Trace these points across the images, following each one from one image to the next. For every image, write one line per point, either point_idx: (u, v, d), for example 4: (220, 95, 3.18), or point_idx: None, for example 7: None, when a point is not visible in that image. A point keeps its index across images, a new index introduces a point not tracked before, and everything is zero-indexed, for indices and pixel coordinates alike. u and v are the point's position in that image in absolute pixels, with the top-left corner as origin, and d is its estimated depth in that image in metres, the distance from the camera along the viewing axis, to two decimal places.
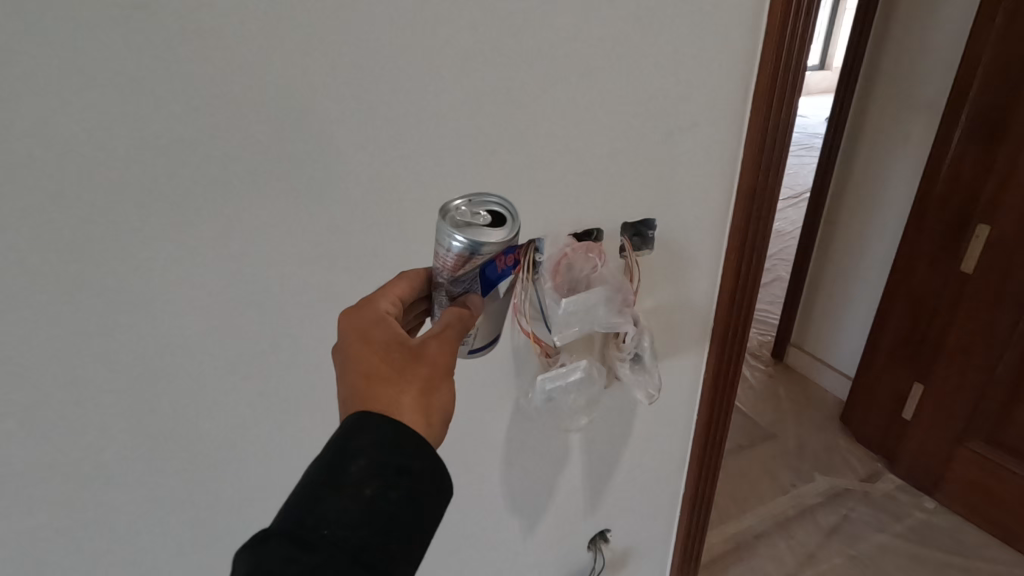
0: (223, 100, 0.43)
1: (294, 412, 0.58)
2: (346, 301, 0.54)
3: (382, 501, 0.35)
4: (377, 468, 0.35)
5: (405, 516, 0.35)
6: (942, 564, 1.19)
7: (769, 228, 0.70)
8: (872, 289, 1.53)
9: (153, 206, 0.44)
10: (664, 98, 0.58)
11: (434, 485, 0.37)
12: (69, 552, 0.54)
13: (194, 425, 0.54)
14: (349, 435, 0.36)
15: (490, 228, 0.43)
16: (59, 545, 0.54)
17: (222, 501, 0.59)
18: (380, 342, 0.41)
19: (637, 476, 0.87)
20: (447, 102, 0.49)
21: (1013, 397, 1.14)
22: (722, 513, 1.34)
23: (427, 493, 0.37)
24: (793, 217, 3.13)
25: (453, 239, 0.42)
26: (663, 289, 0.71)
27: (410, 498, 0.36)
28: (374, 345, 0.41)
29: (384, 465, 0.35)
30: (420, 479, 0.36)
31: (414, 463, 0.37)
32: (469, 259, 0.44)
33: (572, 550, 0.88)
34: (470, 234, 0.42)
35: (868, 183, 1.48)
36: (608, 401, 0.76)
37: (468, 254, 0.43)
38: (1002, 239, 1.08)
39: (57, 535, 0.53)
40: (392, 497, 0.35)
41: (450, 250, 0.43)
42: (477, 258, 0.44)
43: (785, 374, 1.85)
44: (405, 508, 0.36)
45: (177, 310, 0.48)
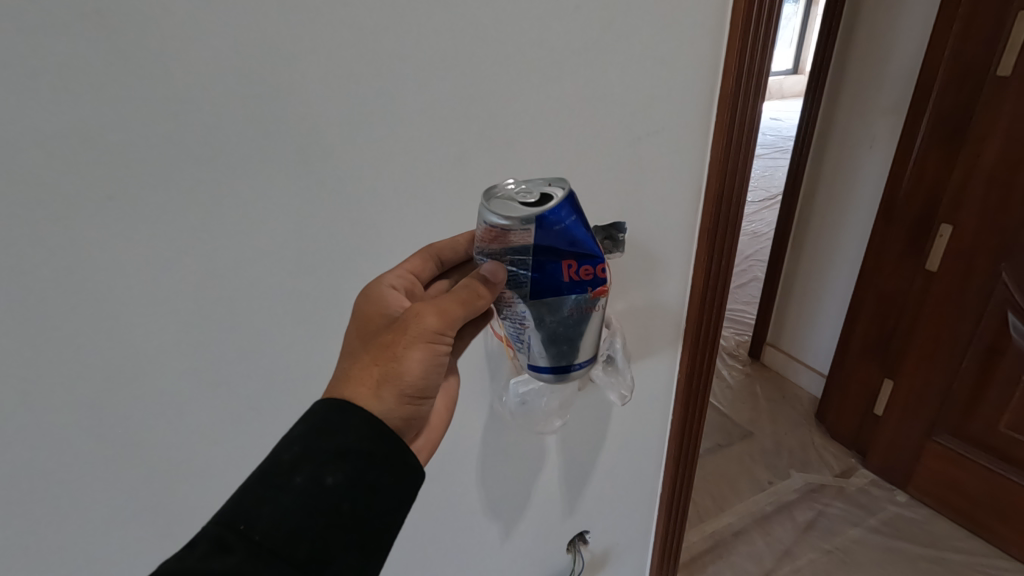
0: (184, 109, 0.43)
1: (267, 418, 0.58)
2: (316, 305, 0.55)
3: (316, 485, 0.36)
4: (309, 455, 0.37)
5: (348, 498, 0.37)
6: (914, 556, 1.22)
7: (736, 231, 0.71)
8: (843, 289, 1.57)
9: (114, 214, 0.44)
10: (629, 103, 0.58)
11: (370, 461, 0.38)
12: (32, 562, 0.54)
13: (162, 432, 0.54)
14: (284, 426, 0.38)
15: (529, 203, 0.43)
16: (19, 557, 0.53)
17: (190, 505, 0.59)
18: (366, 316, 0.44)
19: (615, 477, 0.88)
20: (413, 110, 0.50)
21: (977, 393, 1.17)
22: (701, 512, 1.35)
23: (367, 474, 0.38)
24: (769, 218, 3.19)
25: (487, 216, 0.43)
26: (636, 292, 0.72)
27: (350, 480, 0.37)
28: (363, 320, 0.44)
29: (314, 450, 0.37)
30: (356, 459, 0.37)
31: (351, 444, 0.38)
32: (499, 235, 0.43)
33: (550, 552, 0.89)
34: (499, 210, 0.42)
35: (838, 184, 1.52)
36: (583, 402, 0.76)
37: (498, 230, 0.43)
38: (962, 237, 1.11)
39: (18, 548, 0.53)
40: (322, 484, 0.36)
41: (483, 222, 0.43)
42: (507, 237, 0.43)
43: (762, 373, 1.88)
44: (341, 489, 0.37)
45: (141, 320, 0.48)
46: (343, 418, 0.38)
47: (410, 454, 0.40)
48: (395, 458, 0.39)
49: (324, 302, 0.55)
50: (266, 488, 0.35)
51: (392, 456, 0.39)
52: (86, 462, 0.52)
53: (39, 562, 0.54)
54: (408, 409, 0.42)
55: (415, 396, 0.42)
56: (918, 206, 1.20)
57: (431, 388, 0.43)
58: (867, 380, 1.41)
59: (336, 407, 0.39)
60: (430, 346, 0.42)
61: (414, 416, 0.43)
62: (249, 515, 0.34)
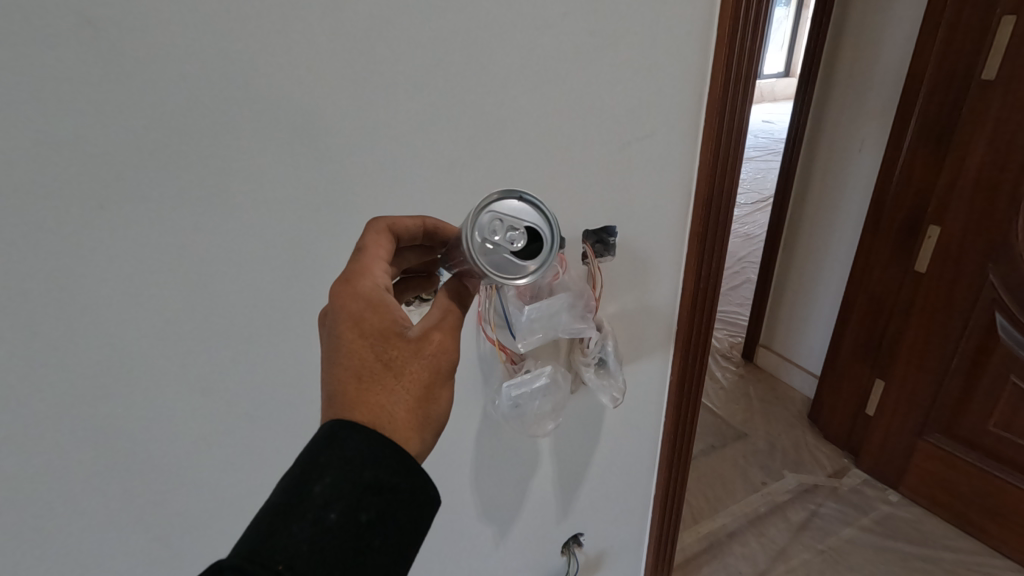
0: (176, 117, 0.43)
1: (259, 423, 0.58)
2: (307, 312, 0.55)
3: (353, 521, 0.35)
4: (350, 488, 0.35)
5: (380, 529, 0.36)
6: (906, 555, 1.23)
7: (725, 233, 0.72)
8: (834, 290, 1.58)
9: (107, 221, 0.44)
10: (618, 109, 0.59)
11: (405, 496, 0.37)
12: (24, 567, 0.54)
13: (154, 438, 0.54)
14: (319, 449, 0.35)
15: (516, 257, 0.41)
16: (14, 562, 0.53)
17: (183, 510, 0.59)
18: (371, 335, 0.38)
19: (609, 479, 0.88)
20: (404, 117, 0.50)
21: (967, 393, 1.18)
22: (696, 514, 1.35)
23: (399, 508, 0.37)
24: (761, 220, 3.21)
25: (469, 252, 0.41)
26: (627, 295, 0.72)
27: (383, 517, 0.36)
28: (365, 337, 0.38)
29: (355, 484, 0.35)
30: (392, 493, 0.37)
31: (383, 475, 0.36)
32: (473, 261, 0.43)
33: (545, 555, 0.89)
34: (482, 256, 0.41)
35: (829, 186, 1.53)
36: (575, 405, 0.77)
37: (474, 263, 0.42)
38: (950, 239, 1.13)
39: (13, 554, 0.53)
40: (360, 519, 0.35)
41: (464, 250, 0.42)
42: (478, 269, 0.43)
43: (755, 374, 1.89)
44: (375, 525, 0.36)
45: (133, 325, 0.49)
46: (375, 451, 0.36)
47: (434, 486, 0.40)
48: (424, 492, 0.39)
49: (315, 309, 0.55)
50: (297, 525, 0.33)
51: (423, 488, 0.39)
52: (80, 468, 0.52)
53: (32, 568, 0.55)
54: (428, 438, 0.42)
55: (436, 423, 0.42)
56: (906, 208, 1.21)
57: None
58: (858, 381, 1.42)
59: (375, 439, 0.36)
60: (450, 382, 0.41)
61: None
62: (288, 554, 0.32)
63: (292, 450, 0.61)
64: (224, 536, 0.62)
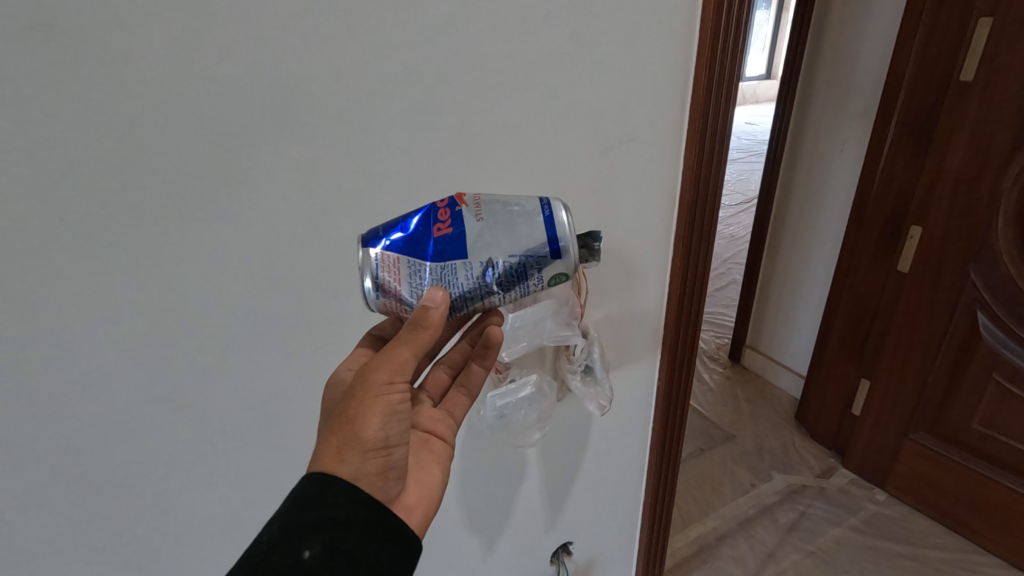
0: (139, 124, 0.41)
1: (234, 438, 0.56)
2: (283, 323, 0.53)
3: (302, 561, 0.35)
4: (293, 528, 0.35)
5: (327, 570, 0.35)
6: (895, 554, 1.23)
7: (710, 236, 0.72)
8: (819, 290, 1.59)
9: (72, 231, 0.43)
10: (600, 113, 0.58)
11: (355, 530, 0.37)
12: None
13: (123, 453, 0.52)
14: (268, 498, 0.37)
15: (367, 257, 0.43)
16: None
17: (153, 529, 0.57)
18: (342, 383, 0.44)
19: (598, 487, 0.87)
20: (379, 121, 0.49)
21: (951, 391, 1.20)
22: (686, 517, 1.35)
23: (352, 544, 0.37)
24: (745, 221, 3.24)
25: (372, 295, 0.42)
26: (613, 300, 0.71)
27: (334, 553, 0.36)
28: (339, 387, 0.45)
29: (296, 524, 0.35)
30: (338, 529, 0.36)
31: (325, 513, 0.36)
32: (392, 283, 0.41)
33: (533, 565, 0.87)
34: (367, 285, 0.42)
35: (812, 187, 1.54)
36: (562, 412, 0.75)
37: (384, 284, 0.41)
38: (932, 238, 1.14)
39: None
40: (307, 558, 0.35)
41: (380, 300, 0.42)
42: (389, 271, 0.41)
43: (742, 374, 1.89)
44: (326, 561, 0.35)
45: (99, 340, 0.47)
46: (316, 489, 0.37)
47: (394, 521, 0.39)
48: (376, 525, 0.38)
49: (293, 320, 0.53)
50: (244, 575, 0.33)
51: (376, 522, 0.38)
52: (45, 488, 0.50)
53: None
54: (378, 461, 0.40)
55: (381, 447, 0.40)
56: (889, 208, 1.22)
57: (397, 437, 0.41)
58: (844, 381, 1.43)
59: (315, 474, 0.38)
60: (385, 402, 0.40)
61: (387, 469, 0.41)
62: None
63: (267, 465, 0.59)
64: (196, 554, 0.60)
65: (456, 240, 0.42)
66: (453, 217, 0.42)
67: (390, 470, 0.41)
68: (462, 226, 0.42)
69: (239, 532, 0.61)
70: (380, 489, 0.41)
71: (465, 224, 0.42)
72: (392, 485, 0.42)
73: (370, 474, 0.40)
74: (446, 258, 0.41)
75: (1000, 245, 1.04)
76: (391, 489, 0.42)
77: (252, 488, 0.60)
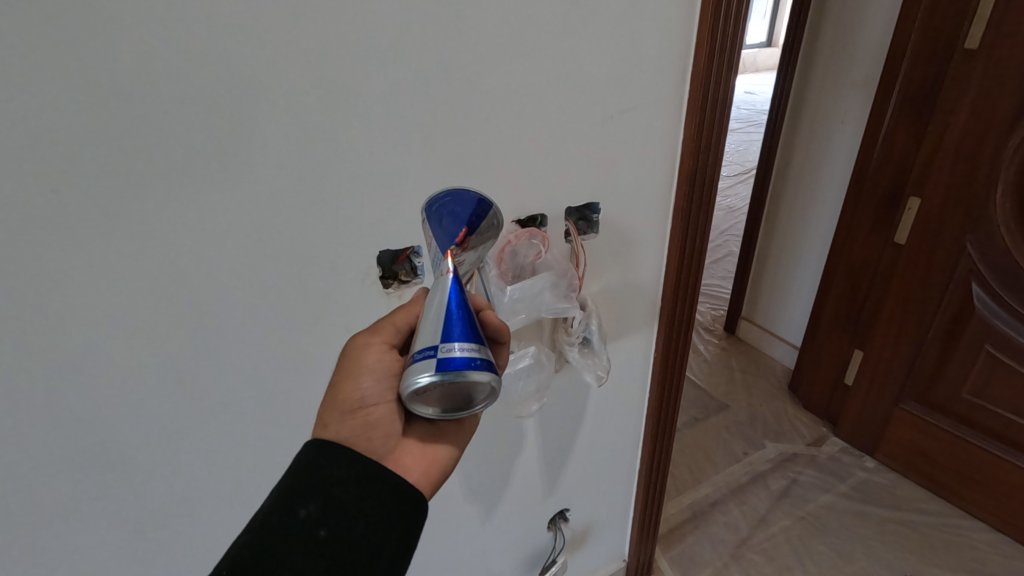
0: (127, 91, 0.40)
1: (234, 410, 0.57)
2: (281, 296, 0.53)
3: (299, 519, 0.39)
4: (289, 492, 0.40)
5: (320, 524, 0.39)
6: (882, 519, 1.27)
7: (709, 208, 0.71)
8: (815, 262, 1.59)
9: (63, 203, 0.42)
10: (600, 82, 0.57)
11: (346, 489, 0.40)
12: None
13: (123, 425, 0.52)
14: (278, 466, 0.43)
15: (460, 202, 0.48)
16: None
17: (158, 498, 0.58)
18: None
19: (594, 455, 0.89)
20: (374, 89, 0.47)
21: (942, 361, 1.21)
22: (680, 485, 1.38)
23: (345, 500, 0.40)
24: (743, 192, 3.22)
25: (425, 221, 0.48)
26: (610, 272, 0.71)
27: (327, 510, 0.40)
28: None
29: (292, 489, 0.40)
30: (329, 488, 0.40)
31: (316, 475, 0.41)
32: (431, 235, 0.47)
33: (531, 531, 0.90)
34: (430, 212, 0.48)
35: (811, 158, 1.53)
36: (560, 383, 0.76)
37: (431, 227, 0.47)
38: (930, 210, 1.13)
39: None
40: (303, 516, 0.39)
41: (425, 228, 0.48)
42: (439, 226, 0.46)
43: (736, 345, 1.91)
44: (320, 518, 0.39)
45: (95, 313, 0.47)
46: (310, 453, 0.42)
47: (387, 477, 0.42)
48: (366, 482, 0.41)
49: (290, 293, 0.53)
50: (251, 531, 0.39)
51: (368, 481, 0.41)
52: (46, 459, 0.51)
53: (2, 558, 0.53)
54: (358, 420, 0.44)
55: (361, 405, 0.44)
56: (888, 179, 1.22)
57: (380, 397, 0.44)
58: (837, 352, 1.44)
59: (309, 442, 0.43)
60: (364, 360, 0.44)
61: (370, 427, 0.44)
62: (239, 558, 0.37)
63: (268, 436, 0.60)
64: (201, 522, 0.61)
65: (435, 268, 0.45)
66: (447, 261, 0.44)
67: (375, 427, 0.45)
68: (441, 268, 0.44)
69: (241, 501, 0.62)
70: (367, 448, 0.44)
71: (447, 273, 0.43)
72: (382, 446, 0.45)
73: (354, 432, 0.44)
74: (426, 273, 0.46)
75: (997, 217, 1.04)
76: (383, 448, 0.45)
77: (255, 457, 0.60)
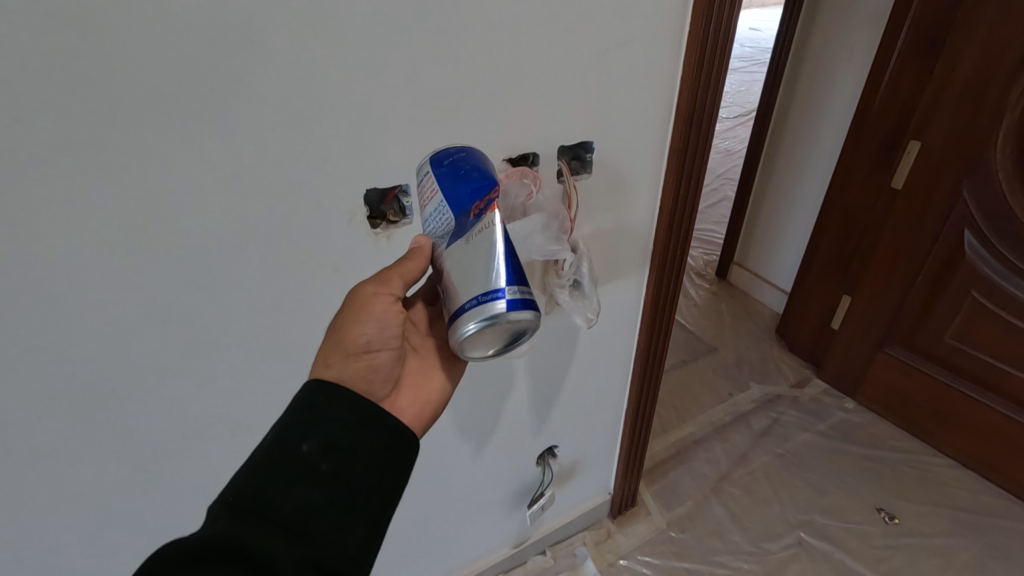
0: (90, 13, 0.37)
1: (224, 350, 0.57)
2: (267, 235, 0.52)
3: (303, 455, 0.40)
4: (294, 428, 0.41)
5: (325, 460, 0.40)
6: (857, 456, 1.32)
7: (705, 150, 0.70)
8: (810, 208, 1.58)
9: (32, 135, 0.40)
10: (597, 12, 0.54)
11: (349, 427, 0.42)
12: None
13: (114, 363, 0.52)
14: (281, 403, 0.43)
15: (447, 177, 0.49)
16: None
17: (154, 433, 0.59)
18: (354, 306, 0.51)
19: (582, 395, 0.91)
20: (357, 15, 0.45)
21: (928, 307, 1.23)
22: (665, 423, 1.42)
23: (349, 439, 0.42)
24: (742, 135, 3.16)
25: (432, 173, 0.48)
26: (603, 215, 0.70)
27: (332, 447, 0.41)
28: None
29: (297, 424, 0.41)
30: (334, 426, 0.41)
31: (320, 414, 0.42)
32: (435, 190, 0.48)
33: (520, 466, 0.93)
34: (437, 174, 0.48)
35: (813, 99, 1.48)
36: (550, 325, 0.77)
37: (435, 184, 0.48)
38: (930, 155, 1.12)
39: None
40: (306, 450, 0.40)
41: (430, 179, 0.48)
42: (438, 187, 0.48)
43: (727, 290, 1.92)
44: (325, 453, 0.41)
45: (75, 250, 0.45)
46: (315, 390, 0.43)
47: (387, 419, 0.44)
48: (368, 423, 0.43)
49: (276, 232, 0.52)
50: (252, 467, 0.39)
51: (368, 421, 0.43)
52: (39, 396, 0.51)
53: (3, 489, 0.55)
54: (360, 363, 0.46)
55: (365, 350, 0.46)
56: (890, 122, 1.19)
57: (383, 343, 0.47)
58: (826, 297, 1.46)
59: (313, 379, 0.44)
60: (371, 309, 0.46)
61: (370, 371, 0.47)
62: (246, 489, 0.38)
63: (260, 374, 0.60)
64: (199, 456, 0.63)
65: (456, 224, 0.46)
66: (474, 216, 0.46)
67: (373, 373, 0.47)
68: (468, 224, 0.46)
69: (236, 436, 0.64)
70: (366, 390, 0.46)
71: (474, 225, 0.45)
72: (376, 390, 0.48)
73: (356, 375, 0.46)
74: (442, 224, 0.47)
75: (996, 163, 1.02)
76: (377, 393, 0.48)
77: (248, 394, 0.61)
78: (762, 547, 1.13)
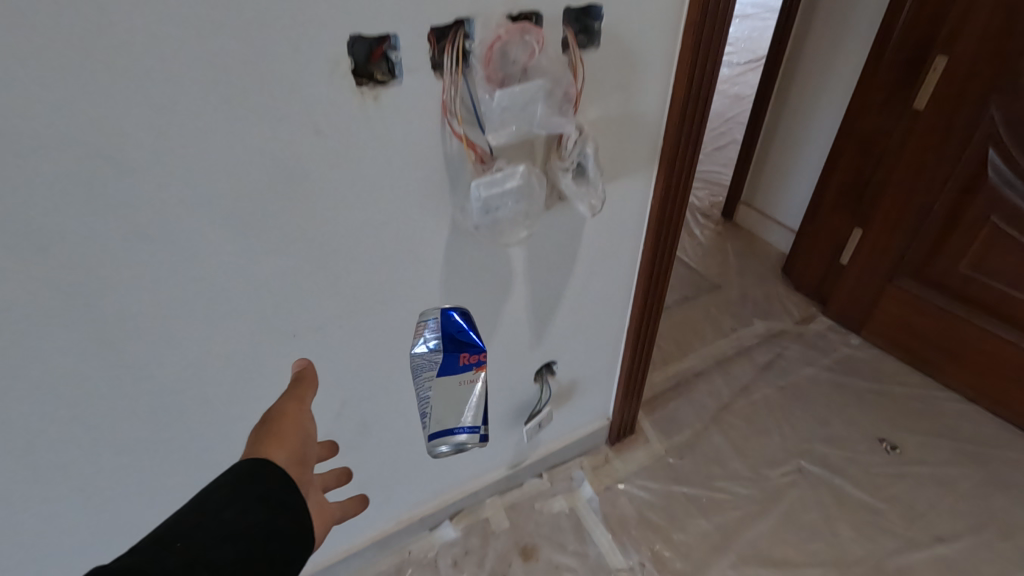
0: None
1: (199, 220, 0.52)
2: (240, 81, 0.47)
3: (234, 524, 0.41)
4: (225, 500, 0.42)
5: (254, 524, 0.42)
6: (861, 390, 1.30)
7: (724, 27, 0.64)
8: (824, 139, 1.52)
9: None
10: None
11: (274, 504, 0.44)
12: None
13: (77, 225, 0.48)
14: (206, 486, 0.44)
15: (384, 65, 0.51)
16: None
17: (125, 316, 0.54)
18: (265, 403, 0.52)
19: (583, 307, 0.87)
20: None
21: (943, 236, 1.19)
22: (666, 357, 1.39)
23: (278, 520, 0.44)
24: (752, 80, 3.05)
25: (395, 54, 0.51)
26: (610, 98, 0.65)
27: (261, 516, 0.43)
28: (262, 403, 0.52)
29: (228, 503, 0.42)
30: (264, 505, 0.43)
31: (252, 495, 0.43)
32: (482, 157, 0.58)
33: (517, 381, 0.90)
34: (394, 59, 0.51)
35: (832, 20, 1.40)
36: (550, 221, 0.72)
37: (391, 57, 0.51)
38: (957, 70, 1.05)
39: None
40: (236, 521, 0.41)
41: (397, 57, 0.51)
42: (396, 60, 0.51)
43: (732, 230, 1.87)
44: (254, 520, 0.42)
45: (23, 78, 0.41)
46: (247, 476, 0.44)
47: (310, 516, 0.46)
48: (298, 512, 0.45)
49: (250, 79, 0.47)
50: (174, 526, 0.40)
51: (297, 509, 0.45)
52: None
53: None
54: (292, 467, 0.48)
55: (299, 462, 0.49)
56: (915, 38, 1.11)
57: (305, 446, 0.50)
58: (835, 231, 1.41)
59: (239, 464, 0.45)
60: (295, 427, 0.51)
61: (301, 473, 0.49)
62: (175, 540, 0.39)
63: (239, 254, 0.56)
64: (176, 346, 0.58)
65: (447, 372, 0.61)
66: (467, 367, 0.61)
67: (300, 464, 0.49)
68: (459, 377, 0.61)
69: (215, 326, 0.59)
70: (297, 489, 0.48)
71: (468, 369, 0.61)
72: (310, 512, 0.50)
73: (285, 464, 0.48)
74: (434, 358, 0.61)
75: None
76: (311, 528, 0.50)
77: (226, 277, 0.57)
78: (762, 474, 1.11)
